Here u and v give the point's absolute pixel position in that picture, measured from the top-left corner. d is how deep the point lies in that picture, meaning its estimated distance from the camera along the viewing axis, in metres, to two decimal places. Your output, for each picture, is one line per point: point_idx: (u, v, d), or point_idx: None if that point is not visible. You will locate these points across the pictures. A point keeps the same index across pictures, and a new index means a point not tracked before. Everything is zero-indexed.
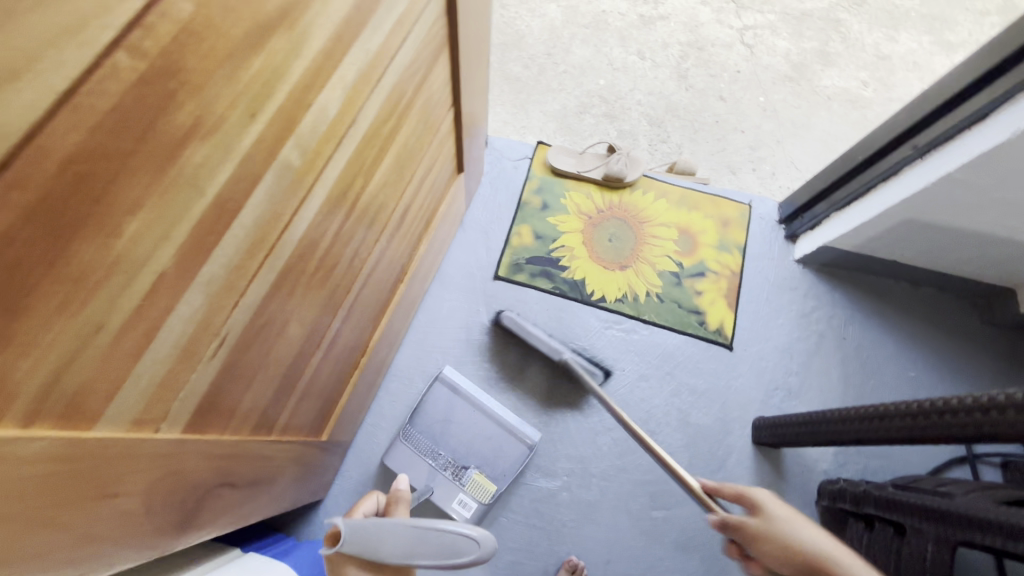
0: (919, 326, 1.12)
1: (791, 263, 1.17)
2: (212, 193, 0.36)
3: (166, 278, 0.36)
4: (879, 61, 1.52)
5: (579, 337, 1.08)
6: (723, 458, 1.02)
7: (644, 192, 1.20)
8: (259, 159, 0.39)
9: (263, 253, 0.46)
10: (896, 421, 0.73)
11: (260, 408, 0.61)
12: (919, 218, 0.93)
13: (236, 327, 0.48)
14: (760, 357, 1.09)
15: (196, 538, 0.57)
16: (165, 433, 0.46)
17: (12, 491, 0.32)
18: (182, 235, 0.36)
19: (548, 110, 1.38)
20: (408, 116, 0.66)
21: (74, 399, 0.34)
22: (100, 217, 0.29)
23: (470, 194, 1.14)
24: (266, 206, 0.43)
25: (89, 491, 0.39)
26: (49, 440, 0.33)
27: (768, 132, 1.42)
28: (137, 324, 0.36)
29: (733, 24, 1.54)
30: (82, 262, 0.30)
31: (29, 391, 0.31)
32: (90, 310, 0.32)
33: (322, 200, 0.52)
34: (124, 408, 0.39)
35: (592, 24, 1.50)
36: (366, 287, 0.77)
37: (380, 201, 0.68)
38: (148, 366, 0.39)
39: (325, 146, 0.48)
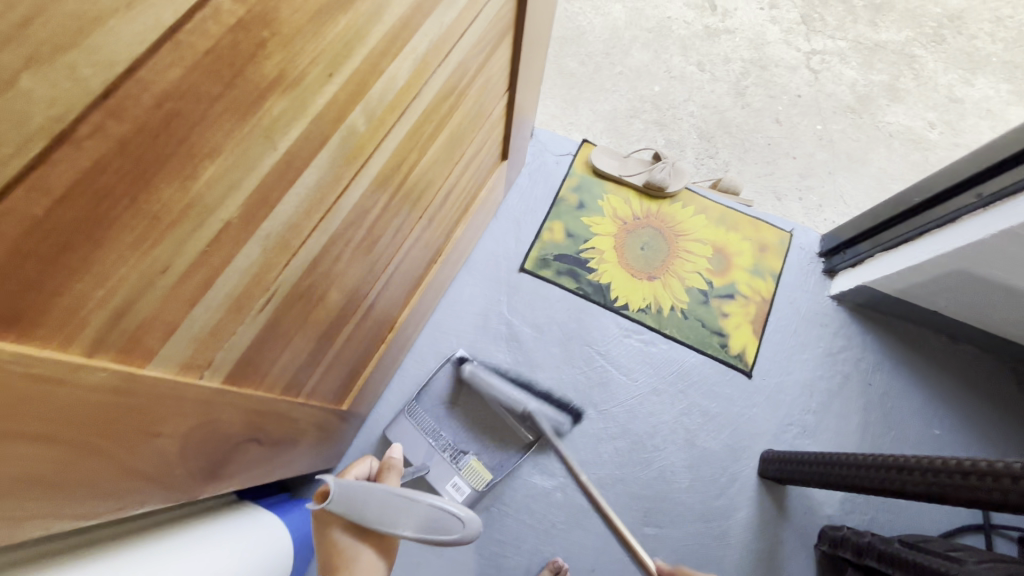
0: (951, 383, 1.07)
1: (825, 299, 1.13)
2: (283, 149, 0.36)
3: (231, 227, 0.36)
4: (951, 103, 1.45)
5: (596, 341, 1.07)
6: (725, 485, 0.99)
7: (684, 205, 1.18)
8: (332, 119, 0.40)
9: (318, 216, 0.46)
10: (915, 475, 0.69)
11: (294, 368, 0.62)
12: (971, 271, 0.89)
13: (284, 285, 0.48)
14: (778, 390, 1.06)
15: (222, 490, 0.58)
16: (207, 380, 0.46)
17: (70, 415, 0.32)
18: (252, 185, 0.36)
19: (598, 109, 1.37)
20: (465, 97, 0.66)
21: (134, 334, 0.34)
22: (183, 158, 0.29)
23: (509, 183, 1.13)
24: (331, 169, 0.43)
25: (136, 428, 0.39)
26: (108, 371, 0.34)
27: (821, 162, 1.37)
28: (199, 270, 0.36)
29: (801, 46, 1.49)
30: (162, 200, 0.30)
31: (96, 320, 0.31)
32: (162, 249, 0.32)
33: (378, 169, 0.52)
34: (177, 352, 0.40)
35: (655, 29, 1.47)
36: (402, 263, 0.77)
37: (426, 181, 0.68)
38: (202, 312, 0.39)
39: (388, 115, 0.48)
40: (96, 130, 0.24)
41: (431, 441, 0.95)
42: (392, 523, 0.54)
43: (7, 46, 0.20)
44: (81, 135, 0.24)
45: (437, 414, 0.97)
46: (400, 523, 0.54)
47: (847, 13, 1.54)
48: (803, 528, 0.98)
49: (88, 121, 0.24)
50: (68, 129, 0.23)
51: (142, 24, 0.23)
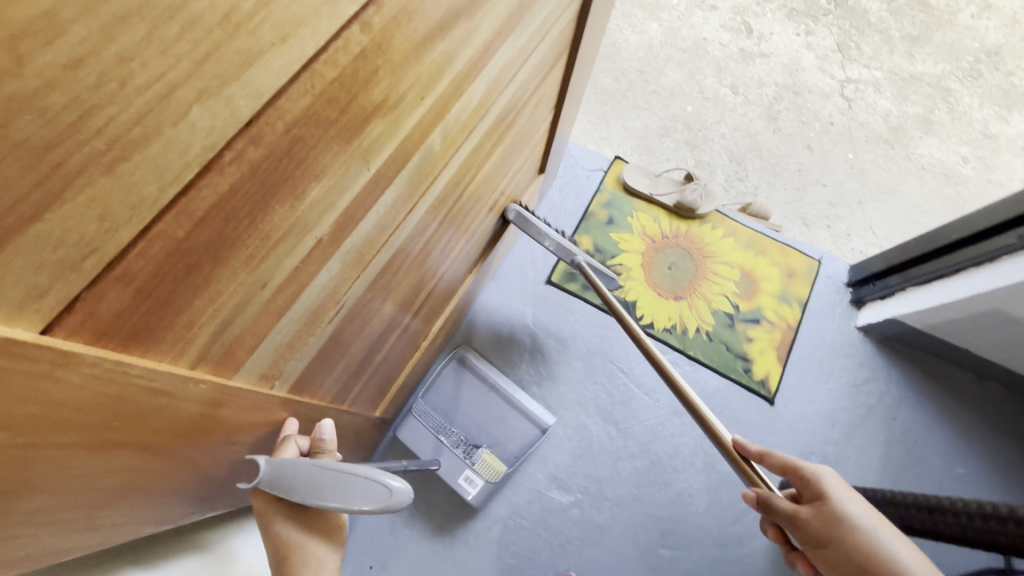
0: (977, 423, 1.06)
1: (852, 329, 1.12)
2: (374, 168, 0.37)
3: (321, 245, 0.37)
4: (985, 139, 1.44)
5: (620, 359, 1.07)
6: (742, 511, 0.98)
7: (713, 227, 1.18)
8: (415, 139, 0.41)
9: (382, 241, 0.46)
10: (948, 517, 0.66)
11: (348, 373, 0.62)
12: (1006, 312, 0.88)
13: (351, 300, 0.48)
14: (800, 418, 1.05)
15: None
16: (277, 391, 0.47)
17: (163, 421, 0.34)
18: (345, 204, 0.36)
19: (630, 127, 1.37)
20: (520, 118, 0.66)
21: (229, 348, 0.35)
22: (296, 181, 0.30)
23: (541, 195, 1.14)
24: (406, 187, 0.44)
25: (211, 435, 0.40)
26: (205, 384, 0.35)
27: (851, 191, 1.37)
28: (290, 286, 0.37)
29: (836, 74, 1.49)
30: (273, 221, 0.31)
31: (202, 335, 0.32)
32: (264, 267, 0.33)
33: (443, 186, 0.53)
34: (258, 363, 0.40)
35: (690, 49, 1.48)
36: (446, 273, 0.78)
37: (476, 198, 0.68)
38: (286, 325, 0.40)
39: (459, 135, 0.49)
40: (238, 157, 0.25)
41: (441, 438, 0.96)
42: (319, 497, 0.46)
43: (187, 80, 0.20)
44: (224, 162, 0.24)
45: (445, 412, 0.98)
46: (329, 496, 0.47)
47: (883, 43, 1.54)
48: None
49: (231, 149, 0.24)
50: (216, 157, 0.24)
51: (290, 57, 0.24)
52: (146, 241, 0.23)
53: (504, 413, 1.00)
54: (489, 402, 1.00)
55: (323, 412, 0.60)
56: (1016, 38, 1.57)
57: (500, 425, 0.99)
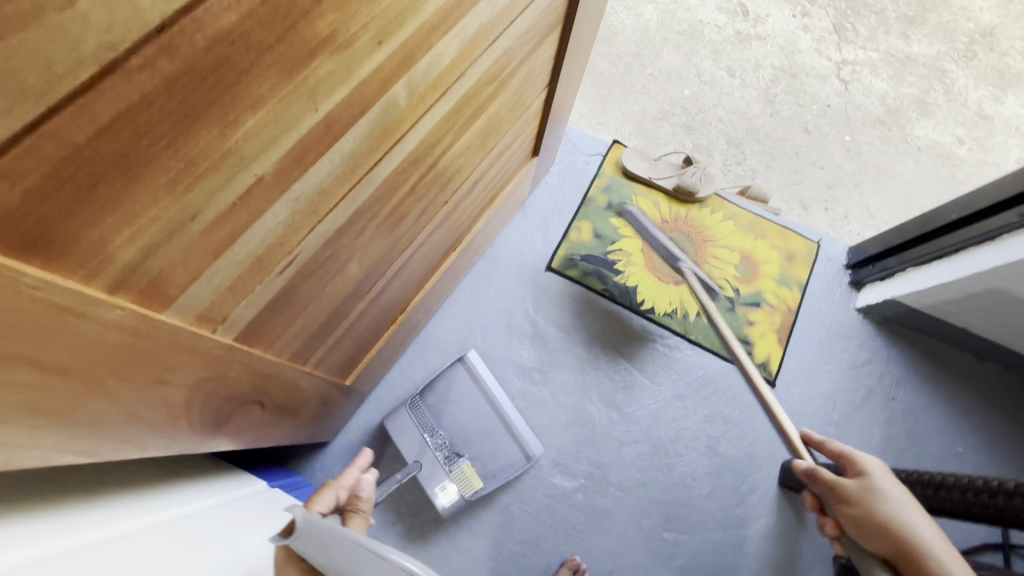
0: (974, 402, 1.07)
1: (851, 311, 1.12)
2: (323, 111, 0.36)
3: (262, 183, 0.37)
4: (980, 120, 1.45)
5: (622, 344, 1.07)
6: (744, 493, 0.99)
7: (712, 211, 1.17)
8: (374, 88, 0.40)
9: (351, 182, 0.47)
10: (953, 494, 0.66)
11: (302, 339, 0.61)
12: (1008, 292, 0.88)
13: (307, 251, 0.48)
14: (801, 400, 1.05)
15: (225, 449, 0.58)
16: (220, 336, 0.46)
17: (84, 349, 0.32)
18: (288, 143, 0.36)
19: (627, 111, 1.36)
20: (507, 86, 0.66)
21: (154, 279, 0.34)
22: (225, 107, 0.29)
23: (537, 180, 1.13)
24: (366, 139, 0.44)
25: (145, 372, 0.39)
26: (127, 312, 0.34)
27: (848, 174, 1.37)
28: (225, 223, 0.36)
29: (832, 56, 1.48)
30: (200, 146, 0.30)
31: (121, 260, 0.31)
32: (192, 196, 0.32)
33: (415, 144, 0.53)
34: (195, 303, 0.40)
35: (687, 32, 1.46)
36: (421, 249, 0.78)
37: (457, 165, 0.68)
38: (224, 266, 0.40)
39: (429, 93, 0.48)
40: (146, 64, 0.24)
41: (427, 439, 0.94)
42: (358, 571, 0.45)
43: None
44: (131, 68, 0.24)
45: (439, 412, 0.96)
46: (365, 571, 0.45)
47: (879, 24, 1.53)
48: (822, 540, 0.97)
49: (140, 55, 0.24)
50: (119, 60, 0.23)
51: None
52: (33, 138, 0.22)
53: (497, 420, 0.96)
54: (482, 411, 0.96)
55: (278, 371, 0.60)
56: (1011, 18, 1.56)
57: (491, 434, 0.96)
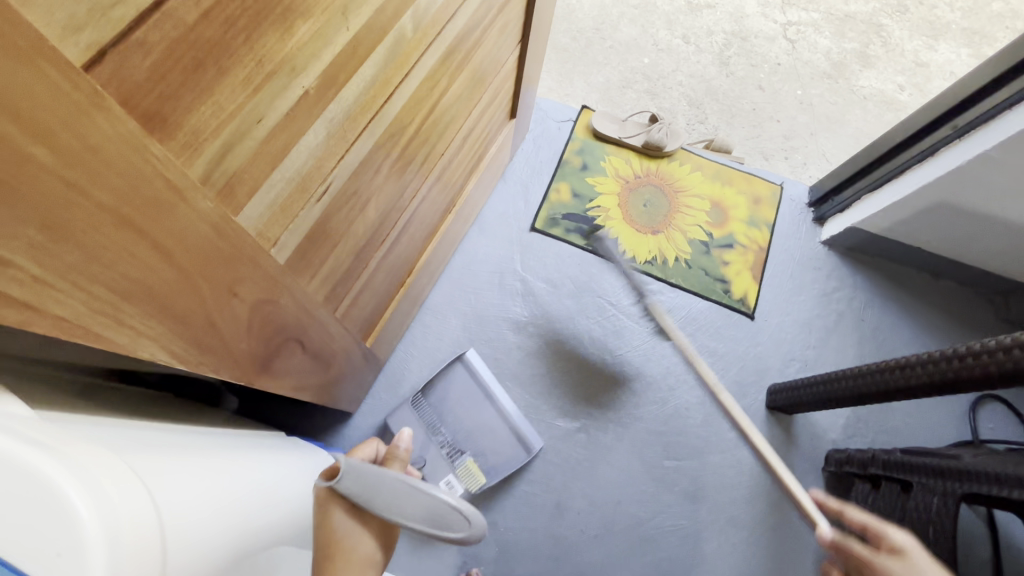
0: (935, 316, 1.16)
1: (816, 245, 1.20)
2: (351, 32, 0.44)
3: (307, 97, 0.43)
4: (917, 67, 1.56)
5: (608, 293, 1.12)
6: (736, 417, 1.05)
7: (681, 164, 1.24)
8: (389, 15, 0.48)
9: (371, 114, 0.54)
10: (921, 369, 0.75)
11: (337, 276, 0.68)
12: (950, 202, 0.97)
13: (338, 182, 0.55)
14: (779, 329, 1.13)
15: (268, 385, 0.64)
16: (275, 258, 0.52)
17: (182, 234, 0.38)
18: (326, 60, 0.43)
19: (592, 81, 1.43)
20: (484, 40, 0.73)
21: (230, 180, 0.40)
22: (284, 12, 0.36)
23: (514, 147, 1.19)
24: (383, 68, 0.52)
25: (219, 276, 0.44)
26: (212, 207, 0.39)
27: (803, 124, 1.46)
28: (280, 135, 0.42)
29: (777, 19, 1.58)
30: (265, 48, 0.36)
31: (210, 151, 0.36)
32: (258, 100, 0.38)
33: (416, 85, 0.61)
34: (258, 215, 0.46)
35: (641, 6, 1.54)
36: (421, 207, 0.85)
37: (450, 116, 0.76)
38: (278, 181, 0.45)
39: (429, 32, 0.57)
40: None
41: (430, 436, 0.96)
42: (401, 510, 0.54)
43: None
44: None
45: (439, 408, 0.98)
46: (410, 511, 0.54)
47: None
48: (811, 453, 1.04)
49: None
50: None
51: None
52: (159, 15, 0.28)
53: (494, 413, 0.98)
54: (480, 407, 0.98)
55: (315, 310, 0.65)
56: None
57: (490, 428, 0.98)
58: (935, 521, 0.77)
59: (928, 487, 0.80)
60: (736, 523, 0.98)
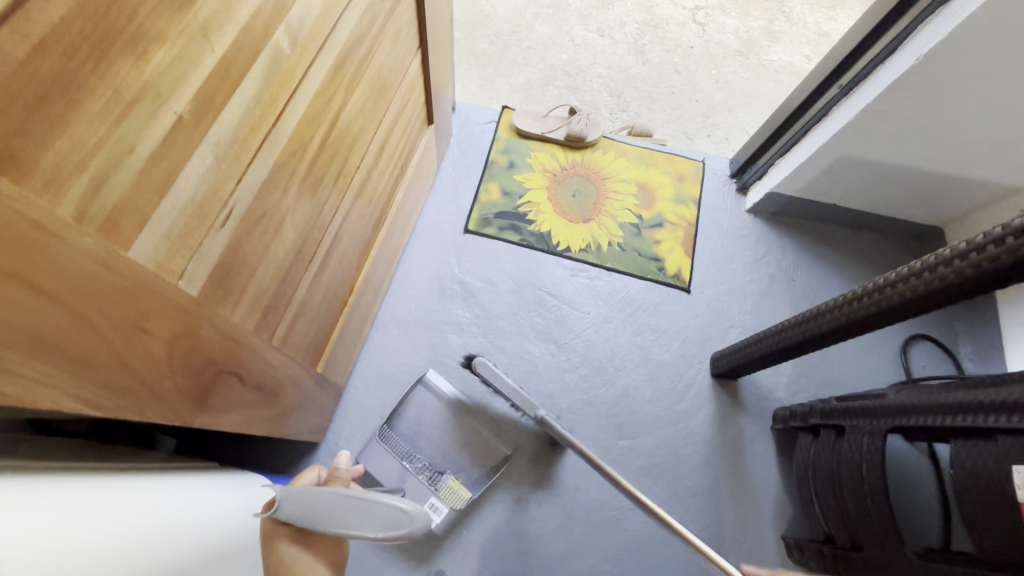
0: (861, 267, 1.21)
1: (742, 214, 1.24)
2: (219, 52, 0.42)
3: (182, 122, 0.40)
4: (821, 37, 1.64)
5: (547, 285, 1.14)
6: (684, 389, 1.07)
7: (604, 152, 1.27)
8: (259, 32, 0.46)
9: (261, 134, 0.51)
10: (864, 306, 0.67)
11: (264, 302, 0.63)
12: (849, 156, 1.02)
13: (241, 203, 0.51)
14: (716, 298, 1.16)
15: (211, 425, 0.58)
16: (186, 288, 0.47)
17: (62, 275, 0.34)
18: (196, 82, 0.40)
19: (513, 82, 1.45)
20: (381, 47, 0.72)
21: (111, 213, 0.37)
22: (134, 35, 0.34)
23: (440, 153, 1.20)
24: (265, 86, 0.49)
25: (121, 314, 0.40)
26: (93, 244, 0.35)
27: (721, 101, 1.51)
28: (160, 162, 0.39)
29: (686, 4, 1.64)
30: (120, 75, 0.34)
31: (77, 185, 0.33)
32: (125, 127, 0.35)
33: (308, 100, 0.57)
34: (153, 247, 0.41)
35: (553, 5, 1.58)
36: (348, 221, 0.81)
37: (356, 127, 0.72)
38: (169, 210, 0.42)
39: (310, 44, 0.54)
40: None
41: (406, 464, 0.95)
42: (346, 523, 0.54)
43: None
44: None
45: (410, 437, 0.98)
46: (356, 522, 0.54)
47: None
48: (759, 414, 1.07)
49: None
50: None
51: None
52: None
53: (466, 428, 1.00)
54: (451, 428, 0.99)
55: (248, 338, 0.61)
56: None
57: (464, 445, 0.99)
58: (866, 461, 0.79)
59: (859, 427, 0.83)
60: (694, 492, 1.00)
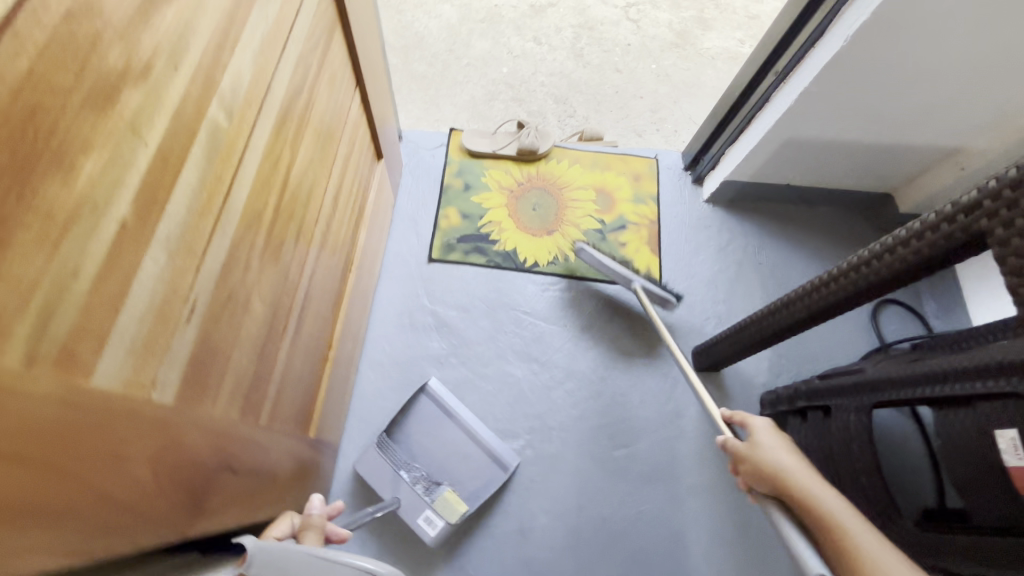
0: (821, 241, 1.23)
1: (701, 205, 1.26)
2: (153, 145, 0.38)
3: (127, 231, 0.36)
4: (750, 20, 1.67)
5: (520, 303, 1.12)
6: (670, 389, 1.07)
7: (558, 161, 1.26)
8: (192, 113, 0.42)
9: (212, 217, 0.47)
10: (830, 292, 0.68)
11: (245, 387, 0.59)
12: (795, 137, 1.03)
13: (203, 294, 0.47)
14: (688, 292, 1.16)
15: (213, 532, 0.52)
16: (160, 399, 0.42)
17: (25, 431, 0.29)
18: (133, 185, 0.36)
19: (457, 101, 1.44)
20: (318, 93, 0.69)
21: (66, 345, 0.32)
22: (56, 151, 0.30)
23: (394, 185, 1.17)
24: (208, 165, 0.45)
25: (98, 449, 0.34)
26: (52, 385, 0.31)
27: (664, 95, 1.53)
28: (110, 277, 0.35)
29: (617, 3, 1.65)
30: (51, 196, 0.30)
31: (23, 326, 0.29)
32: (65, 251, 0.31)
33: (255, 168, 0.54)
34: (117, 366, 0.37)
35: (486, 18, 1.57)
36: (314, 278, 0.77)
37: (308, 182, 0.69)
38: (129, 323, 0.38)
39: (247, 110, 0.50)
40: None
41: (401, 473, 0.93)
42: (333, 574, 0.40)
43: None
44: None
45: (408, 446, 0.97)
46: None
47: None
48: (746, 402, 1.08)
49: None
50: None
51: None
52: None
53: (459, 438, 0.98)
54: (446, 437, 0.98)
55: (235, 428, 0.56)
56: None
57: (459, 455, 0.97)
58: (855, 439, 0.79)
59: (843, 406, 0.82)
60: (695, 491, 1.00)
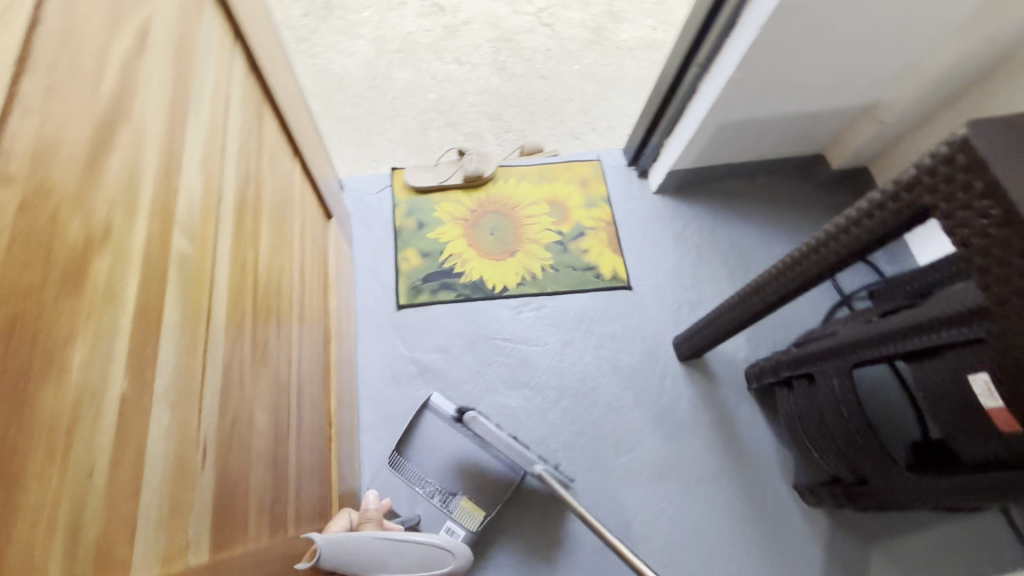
0: (770, 209, 1.28)
1: (652, 197, 1.28)
2: (133, 302, 0.40)
3: (127, 399, 0.38)
4: (659, 5, 1.71)
5: (498, 331, 1.11)
6: (660, 384, 1.09)
7: (505, 181, 1.26)
8: (154, 252, 0.43)
9: (199, 346, 0.49)
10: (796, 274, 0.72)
11: (269, 499, 0.60)
12: (727, 121, 1.07)
13: (210, 434, 0.49)
14: (657, 285, 1.18)
15: None
16: (196, 559, 0.43)
17: None
18: (121, 351, 0.38)
19: (392, 136, 1.41)
20: (260, 180, 0.67)
21: (101, 551, 0.34)
22: (49, 355, 0.32)
23: (347, 239, 1.14)
24: (184, 293, 0.47)
25: None
26: None
27: (593, 93, 1.55)
28: (122, 462, 0.37)
29: (529, 10, 1.66)
30: (49, 406, 0.32)
31: (57, 550, 0.30)
32: (76, 455, 0.33)
33: (226, 278, 0.55)
34: (151, 544, 0.39)
35: (402, 48, 1.55)
36: (304, 362, 0.77)
37: (269, 271, 0.67)
38: (152, 496, 0.39)
39: (207, 227, 0.52)
40: None
41: (417, 489, 0.94)
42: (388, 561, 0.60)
43: None
44: None
45: (420, 463, 0.95)
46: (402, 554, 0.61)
47: None
48: (734, 380, 1.11)
49: None
50: None
51: None
52: None
53: (471, 450, 0.95)
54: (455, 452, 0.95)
55: (274, 548, 0.57)
56: None
57: (471, 469, 0.95)
58: (841, 400, 0.83)
59: (824, 371, 0.86)
60: (705, 478, 1.02)
